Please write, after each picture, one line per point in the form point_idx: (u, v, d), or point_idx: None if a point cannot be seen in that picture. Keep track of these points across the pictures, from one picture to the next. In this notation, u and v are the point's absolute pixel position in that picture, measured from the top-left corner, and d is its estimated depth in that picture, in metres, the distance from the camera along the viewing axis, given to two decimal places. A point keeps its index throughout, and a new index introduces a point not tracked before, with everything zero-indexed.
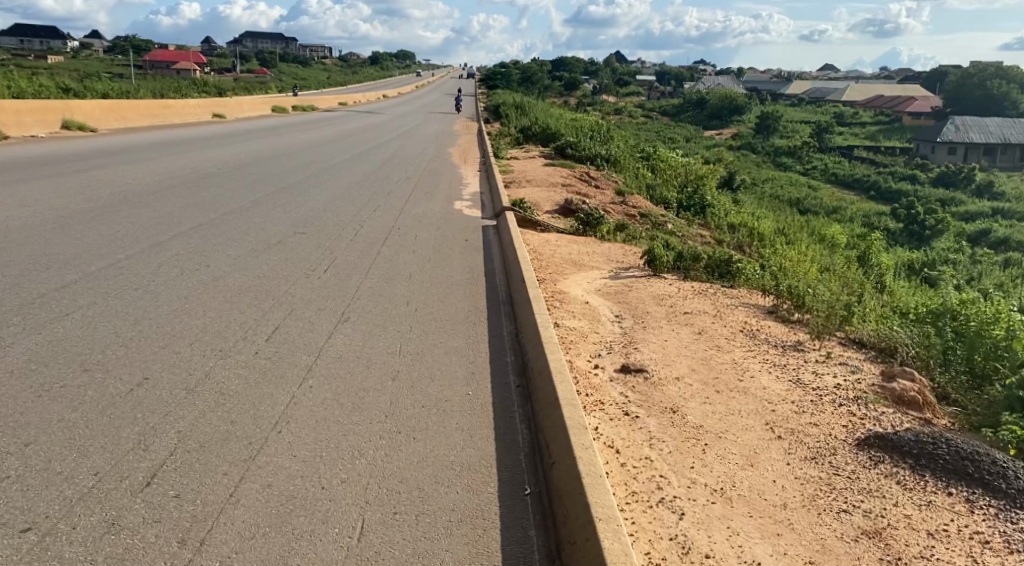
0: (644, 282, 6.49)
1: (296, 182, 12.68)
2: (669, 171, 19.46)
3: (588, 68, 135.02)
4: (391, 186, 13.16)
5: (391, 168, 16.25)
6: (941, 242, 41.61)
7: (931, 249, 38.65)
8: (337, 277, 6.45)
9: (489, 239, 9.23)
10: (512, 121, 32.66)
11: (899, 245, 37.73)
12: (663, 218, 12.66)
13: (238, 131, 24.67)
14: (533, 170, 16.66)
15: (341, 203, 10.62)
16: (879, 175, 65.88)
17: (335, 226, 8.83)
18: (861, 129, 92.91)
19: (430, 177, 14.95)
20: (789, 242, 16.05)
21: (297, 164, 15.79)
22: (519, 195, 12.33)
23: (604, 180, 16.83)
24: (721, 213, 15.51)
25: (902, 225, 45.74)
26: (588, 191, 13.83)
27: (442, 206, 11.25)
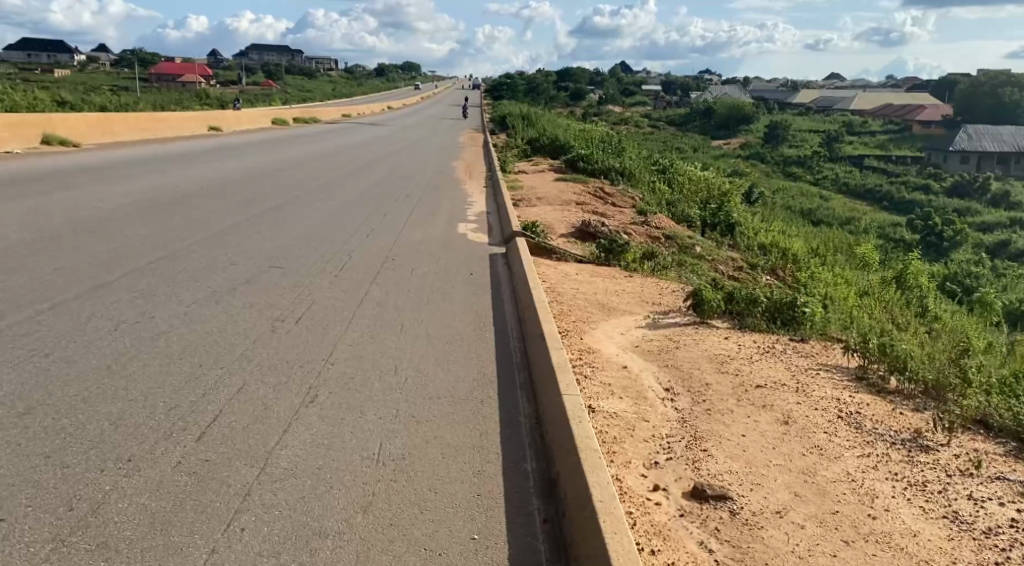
0: (692, 336, 5.22)
1: (283, 202, 11.46)
2: (688, 186, 18.23)
3: (593, 78, 134.08)
4: (389, 206, 11.95)
5: (391, 186, 15.05)
6: (960, 255, 40.29)
7: (951, 262, 37.36)
8: (311, 329, 5.21)
9: (499, 270, 7.98)
10: (519, 132, 31.52)
11: (918, 257, 36.47)
12: (690, 242, 11.39)
13: (232, 145, 23.50)
14: (543, 186, 15.41)
15: (330, 229, 9.42)
16: (892, 184, 64.64)
17: (319, 257, 7.61)
18: (871, 138, 91.70)
19: (433, 196, 13.74)
20: (822, 262, 14.84)
21: (288, 181, 14.57)
22: (530, 216, 11.11)
23: (620, 196, 15.60)
24: (749, 232, 14.30)
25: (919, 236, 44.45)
26: (606, 211, 12.58)
27: (445, 230, 10.03)
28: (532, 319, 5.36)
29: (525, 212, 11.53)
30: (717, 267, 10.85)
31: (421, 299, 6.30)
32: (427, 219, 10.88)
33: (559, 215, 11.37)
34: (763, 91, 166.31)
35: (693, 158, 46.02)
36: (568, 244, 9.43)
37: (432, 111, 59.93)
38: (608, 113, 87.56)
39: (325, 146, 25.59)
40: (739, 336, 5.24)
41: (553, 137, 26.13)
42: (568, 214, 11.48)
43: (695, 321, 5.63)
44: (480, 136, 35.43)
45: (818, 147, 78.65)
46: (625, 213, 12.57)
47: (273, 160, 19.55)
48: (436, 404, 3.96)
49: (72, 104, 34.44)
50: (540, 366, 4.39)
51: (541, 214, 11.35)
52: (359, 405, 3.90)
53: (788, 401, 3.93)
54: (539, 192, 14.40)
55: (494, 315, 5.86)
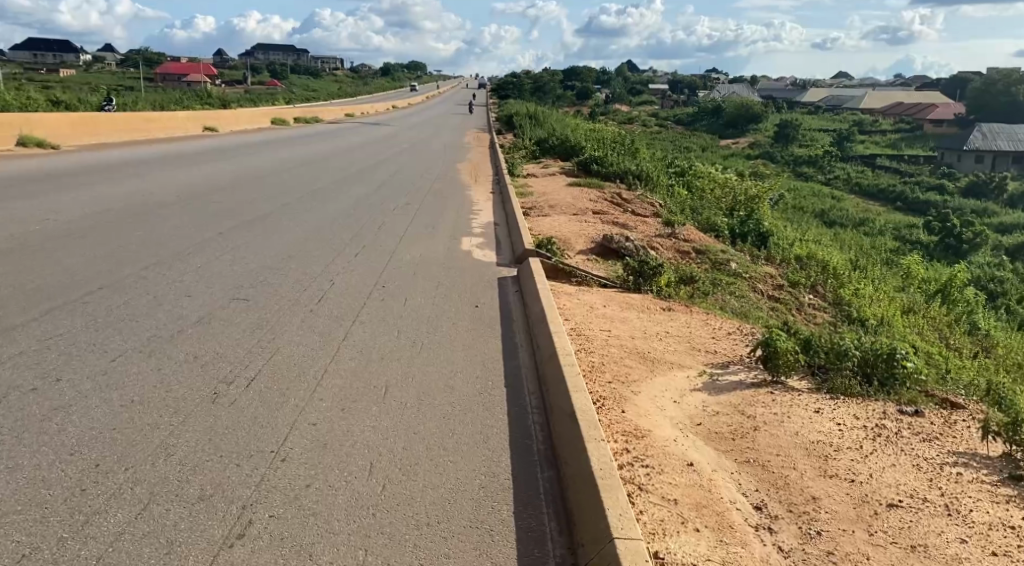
0: (771, 405, 3.95)
1: (265, 213, 10.24)
2: (709, 191, 16.93)
3: (599, 77, 132.58)
4: (384, 218, 10.69)
5: (390, 192, 13.83)
6: (980, 258, 38.92)
7: (970, 265, 35.94)
8: (266, 396, 3.97)
9: (509, 297, 6.71)
10: (527, 131, 30.30)
11: (937, 261, 35.10)
12: (723, 257, 10.08)
13: (225, 147, 22.31)
14: (556, 192, 14.13)
15: (315, 247, 8.17)
16: (906, 185, 63.17)
17: (293, 286, 6.36)
18: (883, 137, 90.25)
19: (435, 205, 12.48)
20: (861, 274, 13.51)
21: (277, 187, 13.35)
22: (543, 229, 9.82)
23: (639, 203, 14.36)
24: (780, 244, 13.00)
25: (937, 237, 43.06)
26: (628, 221, 11.27)
27: (447, 246, 8.77)
28: (557, 382, 4.08)
29: (537, 224, 10.24)
30: (755, 290, 9.55)
31: (413, 343, 5.03)
32: (428, 233, 9.65)
33: (576, 228, 10.05)
34: (771, 90, 164.64)
35: (703, 158, 44.70)
36: (589, 265, 8.12)
37: (437, 110, 58.71)
38: (616, 112, 86.18)
39: (324, 148, 24.37)
40: (835, 406, 3.95)
41: (563, 137, 24.83)
42: (586, 227, 10.18)
43: (769, 383, 4.35)
44: (486, 137, 34.28)
45: (830, 147, 77.10)
46: (649, 224, 11.27)
47: (266, 163, 18.32)
48: (422, 541, 2.70)
49: (67, 103, 33.32)
50: (574, 471, 3.12)
51: (555, 227, 10.05)
52: (307, 546, 2.64)
53: (946, 544, 2.72)
54: (552, 199, 13.11)
55: (505, 369, 4.58)
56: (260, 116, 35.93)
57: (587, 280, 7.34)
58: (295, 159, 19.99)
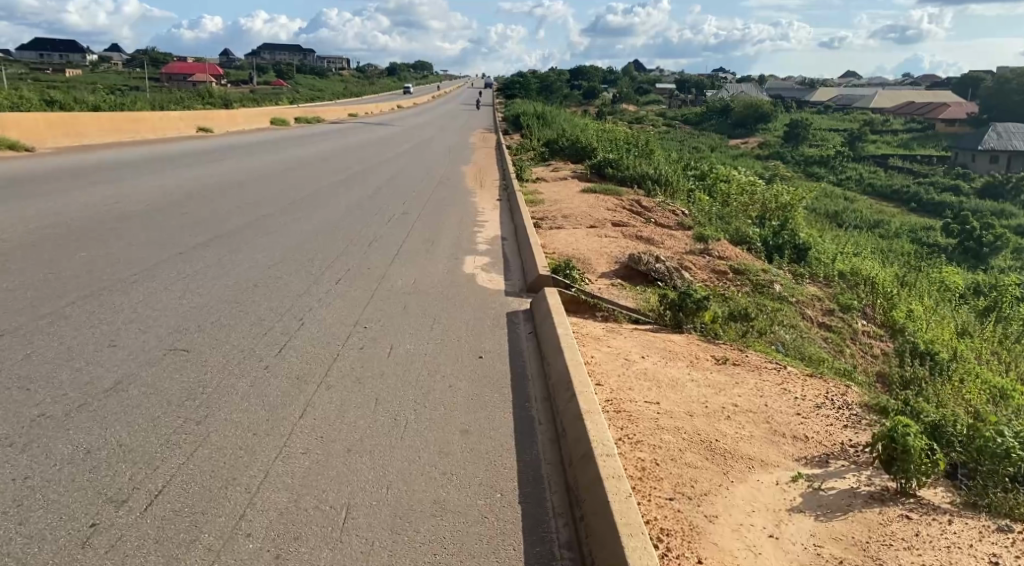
0: (921, 545, 2.81)
1: (239, 227, 8.98)
2: (734, 198, 15.66)
3: (606, 77, 131.09)
4: (377, 231, 9.43)
5: (386, 200, 12.57)
6: (999, 262, 37.46)
7: (992, 269, 34.47)
8: (164, 531, 2.70)
9: (521, 337, 5.42)
10: (535, 131, 29.07)
11: (959, 266, 33.66)
12: (765, 278, 8.79)
13: (216, 149, 21.10)
14: (569, 200, 12.83)
15: (289, 272, 6.90)
16: (920, 185, 61.66)
17: (250, 330, 5.10)
18: (894, 137, 88.73)
19: (435, 215, 11.21)
20: (908, 288, 12.18)
21: (262, 193, 12.10)
22: (558, 246, 8.52)
23: (661, 211, 13.09)
24: (819, 259, 11.70)
25: (954, 240, 41.58)
26: (654, 234, 9.97)
27: (447, 269, 7.49)
28: (596, 507, 2.78)
29: (551, 239, 8.94)
30: (804, 318, 8.25)
31: (392, 420, 3.75)
32: (426, 250, 8.38)
33: (596, 244, 8.74)
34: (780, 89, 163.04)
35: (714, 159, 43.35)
36: (616, 295, 6.82)
37: (441, 111, 57.39)
38: (623, 112, 85.04)
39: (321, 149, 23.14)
40: (1020, 551, 2.91)
41: (574, 138, 23.50)
42: (608, 243, 8.86)
43: (897, 496, 3.15)
44: (492, 137, 33.10)
45: (841, 147, 75.65)
46: (677, 237, 9.96)
47: (256, 165, 17.08)
48: None
49: (61, 104, 32.09)
50: None
51: (571, 243, 8.75)
52: None
53: None
54: (567, 208, 11.82)
55: (518, 471, 3.26)
56: (259, 116, 34.73)
57: (616, 315, 6.03)
58: (288, 161, 18.79)
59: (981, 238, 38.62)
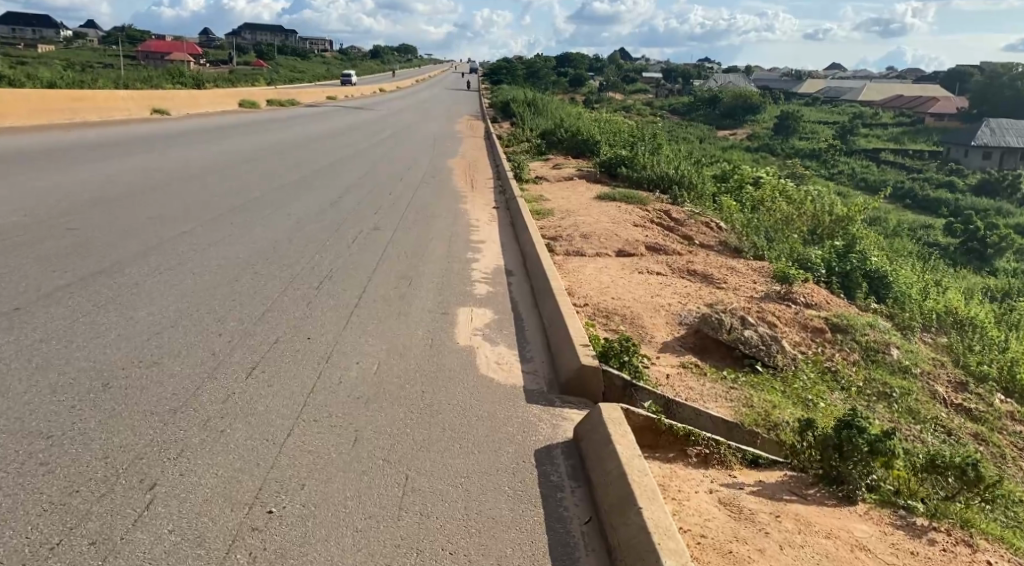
0: None
1: (133, 258, 6.37)
2: (772, 209, 13.14)
3: (593, 64, 128.03)
4: (334, 262, 6.83)
5: (355, 208, 9.94)
6: (1003, 263, 35.42)
7: (999, 274, 32.39)
8: None
9: (571, 518, 2.89)
10: (528, 120, 26.46)
11: (966, 268, 31.56)
12: (876, 339, 6.31)
13: (166, 135, 18.27)
14: (584, 211, 10.26)
15: (176, 351, 4.32)
16: (917, 181, 59.61)
17: (27, 535, 2.54)
18: (885, 130, 87.08)
19: (415, 231, 8.59)
20: (1006, 326, 9.72)
21: (194, 200, 9.46)
22: (590, 292, 5.95)
23: (695, 226, 10.62)
24: (900, 293, 9.24)
25: (955, 237, 39.55)
26: (707, 266, 7.44)
27: (428, 337, 4.92)
28: None
29: (578, 278, 6.39)
30: (939, 402, 5.79)
31: None
32: (399, 298, 5.81)
33: (642, 287, 6.18)
34: (766, 80, 161.70)
35: (710, 150, 40.96)
36: (700, 397, 4.30)
37: (426, 95, 54.54)
38: (611, 100, 82.68)
39: (290, 137, 20.39)
40: None
41: (574, 130, 20.88)
42: (655, 283, 6.31)
43: None
44: (481, 126, 30.49)
45: (834, 140, 73.70)
46: (738, 270, 7.44)
47: (206, 158, 14.38)
48: None
49: (7, 80, 28.87)
50: None
51: (606, 285, 6.20)
52: None
53: None
54: (586, 225, 9.23)
55: None
56: (227, 98, 31.77)
57: (721, 455, 3.53)
58: (250, 152, 16.12)
59: (986, 239, 36.42)
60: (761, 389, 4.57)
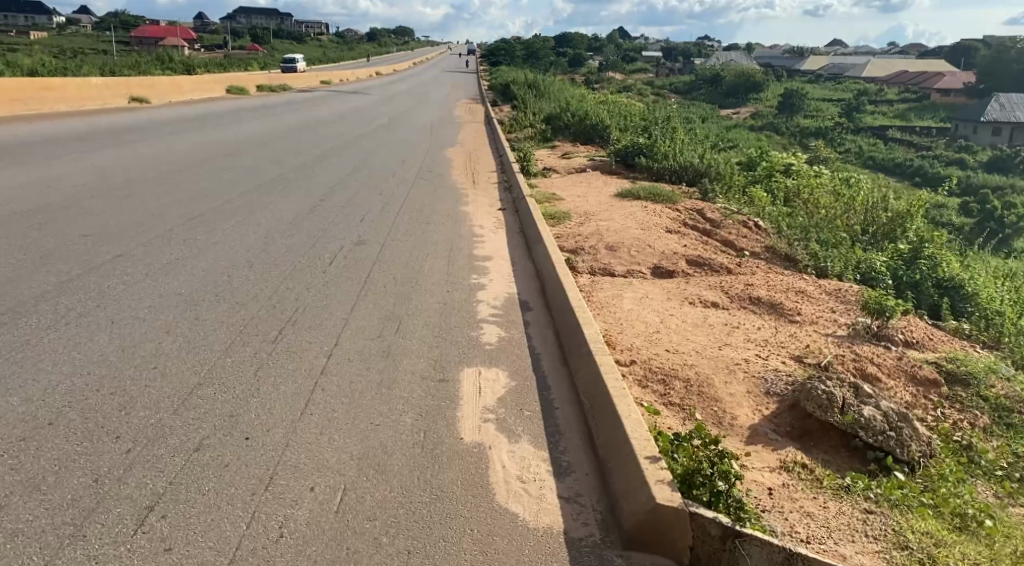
0: None
1: (38, 299, 4.92)
2: (810, 206, 11.61)
3: (592, 43, 125.51)
4: (304, 297, 5.38)
5: (337, 215, 8.46)
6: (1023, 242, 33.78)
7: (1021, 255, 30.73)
8: None
9: None
10: (531, 102, 24.86)
11: (985, 250, 30.01)
12: (1008, 392, 4.84)
13: (138, 125, 16.74)
14: (607, 214, 8.77)
15: (37, 474, 2.89)
16: (926, 158, 57.78)
17: None
18: (891, 106, 84.99)
19: (408, 248, 7.11)
20: None
21: (146, 208, 7.98)
22: (636, 340, 4.50)
23: (735, 228, 9.16)
24: (984, 308, 7.73)
25: (971, 215, 37.89)
26: (771, 288, 5.99)
27: (420, 427, 3.46)
28: None
29: (616, 315, 4.96)
30: None
31: None
32: (383, 356, 4.35)
33: (701, 330, 4.73)
34: (768, 56, 159.24)
35: (716, 128, 39.19)
36: (828, 535, 2.87)
37: (421, 77, 52.82)
38: (611, 80, 80.68)
39: (276, 126, 18.85)
40: None
41: (582, 114, 19.28)
42: (717, 324, 4.87)
43: None
44: (481, 109, 28.95)
45: (839, 118, 71.86)
46: (810, 295, 5.98)
47: (177, 152, 12.90)
48: None
49: None
50: None
51: (656, 327, 4.76)
52: None
53: None
54: (611, 234, 7.76)
55: None
56: (213, 82, 30.08)
57: None
58: (229, 144, 14.65)
59: (1003, 219, 34.64)
60: (907, 509, 3.13)
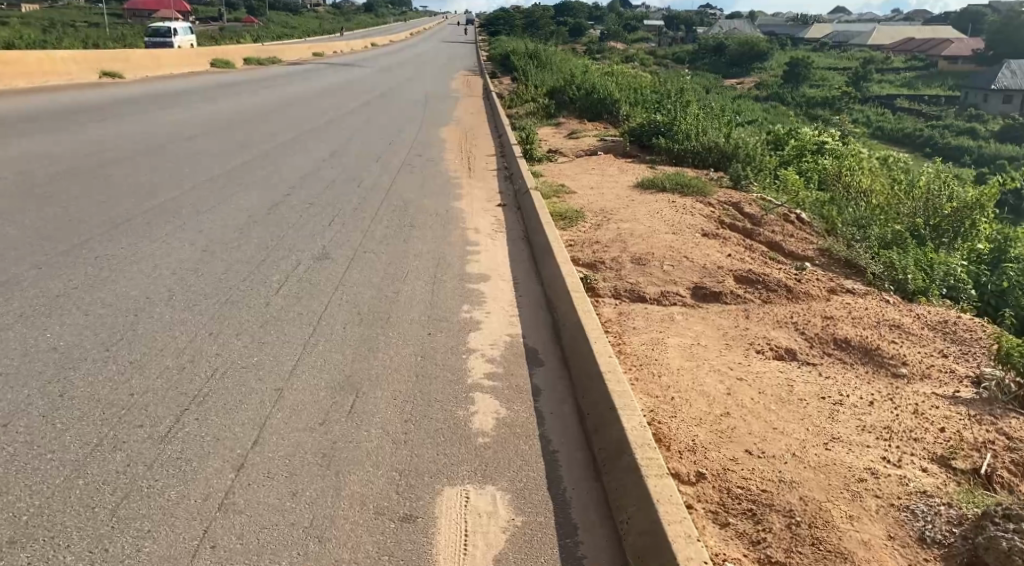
0: None
1: None
2: (853, 195, 10.11)
3: (592, 11, 122.37)
4: (229, 350, 3.94)
5: (302, 215, 6.97)
6: None
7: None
8: None
9: None
10: (532, 74, 23.18)
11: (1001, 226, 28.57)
12: None
13: (100, 101, 15.14)
14: (628, 212, 7.31)
15: None
16: (937, 128, 55.81)
17: None
18: (899, 76, 82.37)
19: (383, 265, 5.66)
20: None
21: (64, 210, 6.50)
22: (698, 432, 3.05)
23: (780, 226, 7.68)
24: None
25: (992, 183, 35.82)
26: (859, 323, 4.52)
27: None
28: None
29: (664, 381, 3.50)
30: None
31: None
32: (324, 465, 2.91)
33: (790, 408, 3.27)
34: (771, 24, 155.88)
35: (721, 99, 37.41)
36: None
37: (417, 48, 50.86)
38: (611, 49, 78.40)
39: (255, 101, 17.21)
40: None
41: (587, 87, 17.68)
42: (810, 395, 3.40)
43: None
44: (478, 82, 27.23)
45: (847, 88, 69.79)
46: (908, 332, 4.51)
47: (134, 134, 11.34)
48: None
49: None
50: None
51: (724, 404, 3.30)
52: None
53: None
54: (636, 241, 6.33)
55: None
56: (195, 56, 28.29)
57: None
58: (198, 123, 13.07)
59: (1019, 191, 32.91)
60: None
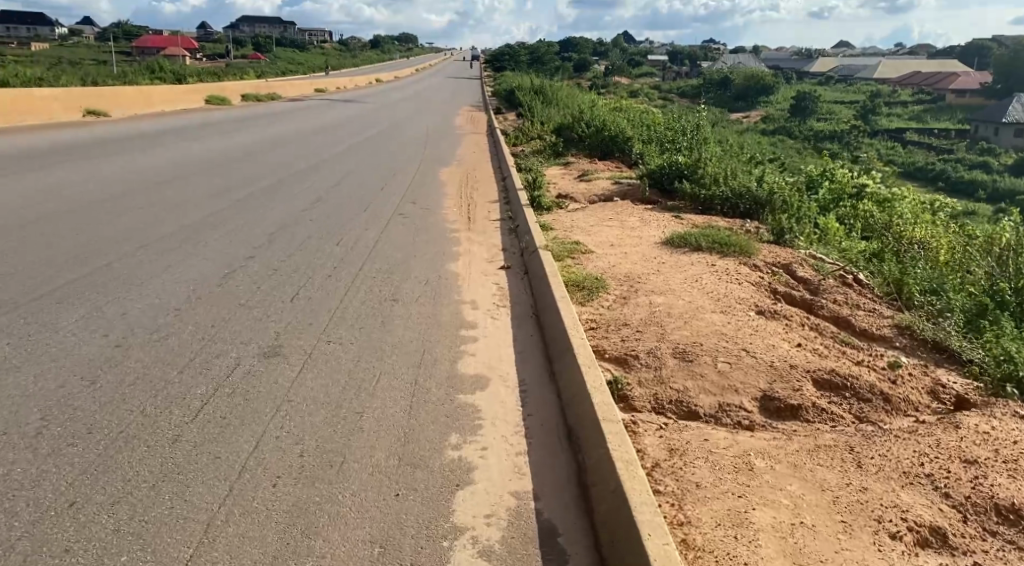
0: None
1: None
2: (909, 249, 8.77)
3: (596, 47, 122.67)
4: (87, 540, 2.59)
5: (261, 288, 5.66)
6: None
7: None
8: None
9: None
10: (537, 110, 22.07)
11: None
12: None
13: (75, 141, 14.01)
14: (660, 280, 5.98)
15: None
16: (949, 162, 54.62)
17: None
18: (907, 109, 81.56)
19: (350, 364, 4.33)
20: None
21: None
22: None
23: (844, 294, 6.33)
24: None
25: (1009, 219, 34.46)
26: (1019, 476, 3.18)
27: None
28: None
29: None
30: None
31: None
32: None
33: None
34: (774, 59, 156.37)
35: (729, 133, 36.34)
36: None
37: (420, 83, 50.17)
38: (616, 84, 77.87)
39: (243, 141, 16.06)
40: None
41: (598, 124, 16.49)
42: None
43: None
44: (483, 118, 26.17)
45: (855, 121, 68.87)
46: None
47: (97, 179, 10.14)
48: None
49: None
50: None
51: None
52: None
53: None
54: (677, 322, 4.99)
55: None
56: (190, 92, 27.33)
57: None
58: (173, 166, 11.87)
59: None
60: None
